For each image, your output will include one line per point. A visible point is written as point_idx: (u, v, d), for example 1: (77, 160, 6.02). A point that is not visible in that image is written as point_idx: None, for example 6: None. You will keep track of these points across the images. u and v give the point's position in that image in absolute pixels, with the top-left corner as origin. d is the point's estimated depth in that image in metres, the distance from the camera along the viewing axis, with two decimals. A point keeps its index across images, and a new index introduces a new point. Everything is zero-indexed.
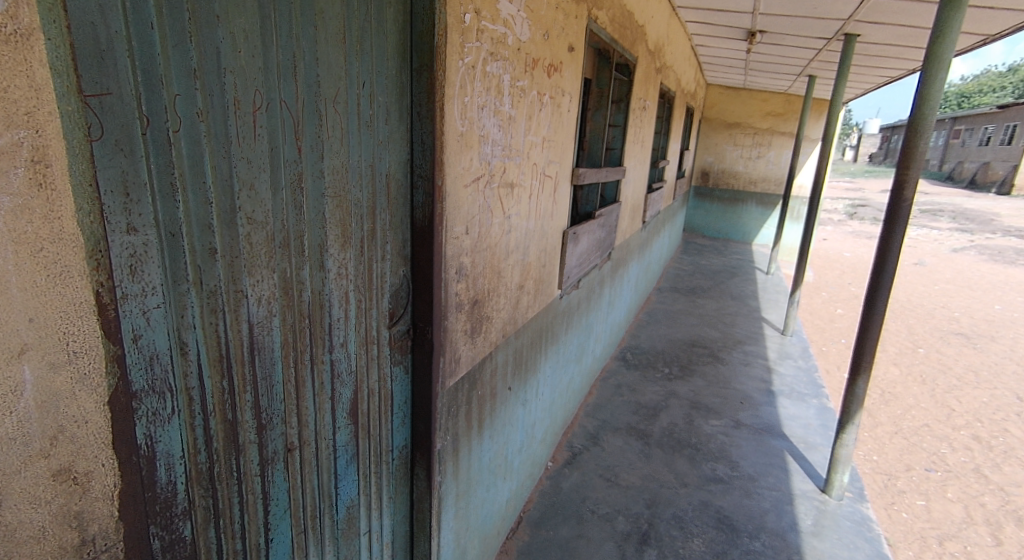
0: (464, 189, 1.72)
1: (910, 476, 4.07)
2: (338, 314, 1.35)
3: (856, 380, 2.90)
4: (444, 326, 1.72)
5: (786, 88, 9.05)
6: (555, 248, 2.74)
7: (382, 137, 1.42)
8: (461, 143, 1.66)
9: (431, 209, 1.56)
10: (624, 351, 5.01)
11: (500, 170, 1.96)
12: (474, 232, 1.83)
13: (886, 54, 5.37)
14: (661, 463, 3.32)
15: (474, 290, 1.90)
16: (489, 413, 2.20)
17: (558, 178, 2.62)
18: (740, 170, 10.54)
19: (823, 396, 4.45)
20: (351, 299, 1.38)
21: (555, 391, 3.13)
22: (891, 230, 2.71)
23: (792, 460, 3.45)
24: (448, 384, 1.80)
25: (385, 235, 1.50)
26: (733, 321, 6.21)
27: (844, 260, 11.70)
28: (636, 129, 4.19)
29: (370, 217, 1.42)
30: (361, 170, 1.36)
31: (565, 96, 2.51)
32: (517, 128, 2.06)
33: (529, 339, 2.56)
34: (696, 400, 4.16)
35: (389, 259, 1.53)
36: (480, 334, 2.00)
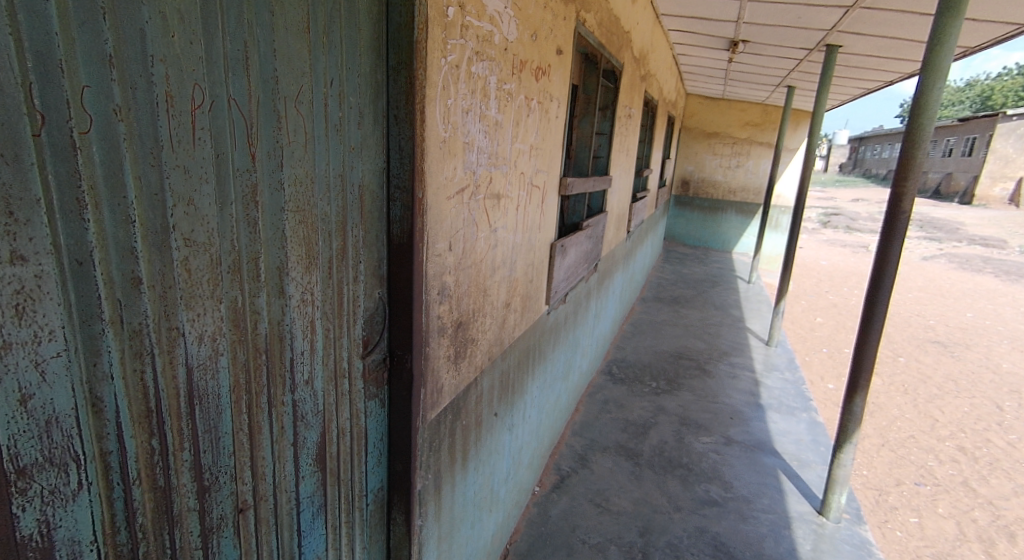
0: (447, 202, 1.55)
1: (901, 491, 3.98)
2: (301, 346, 1.17)
3: (853, 398, 2.80)
4: (425, 353, 1.54)
5: (765, 98, 9.09)
6: (543, 262, 2.58)
7: (355, 142, 1.25)
8: (444, 150, 1.50)
9: (410, 224, 1.39)
10: (609, 364, 4.87)
11: (486, 180, 1.80)
12: (458, 248, 1.66)
13: (866, 65, 5.36)
14: (652, 485, 3.17)
15: (458, 312, 1.73)
16: (474, 443, 2.03)
17: (546, 188, 2.47)
18: (719, 179, 10.58)
19: (812, 409, 4.36)
20: (318, 329, 1.21)
21: (542, 411, 2.97)
22: (888, 244, 2.62)
23: (786, 479, 3.34)
24: (430, 417, 1.63)
25: (357, 253, 1.32)
26: (717, 332, 6.13)
27: (820, 268, 11.82)
28: (622, 137, 4.07)
29: (340, 234, 1.25)
30: (330, 180, 1.19)
31: (553, 101, 2.37)
32: (504, 134, 1.90)
33: (517, 360, 2.40)
34: (685, 416, 4.03)
35: (363, 280, 1.36)
36: (464, 359, 1.83)
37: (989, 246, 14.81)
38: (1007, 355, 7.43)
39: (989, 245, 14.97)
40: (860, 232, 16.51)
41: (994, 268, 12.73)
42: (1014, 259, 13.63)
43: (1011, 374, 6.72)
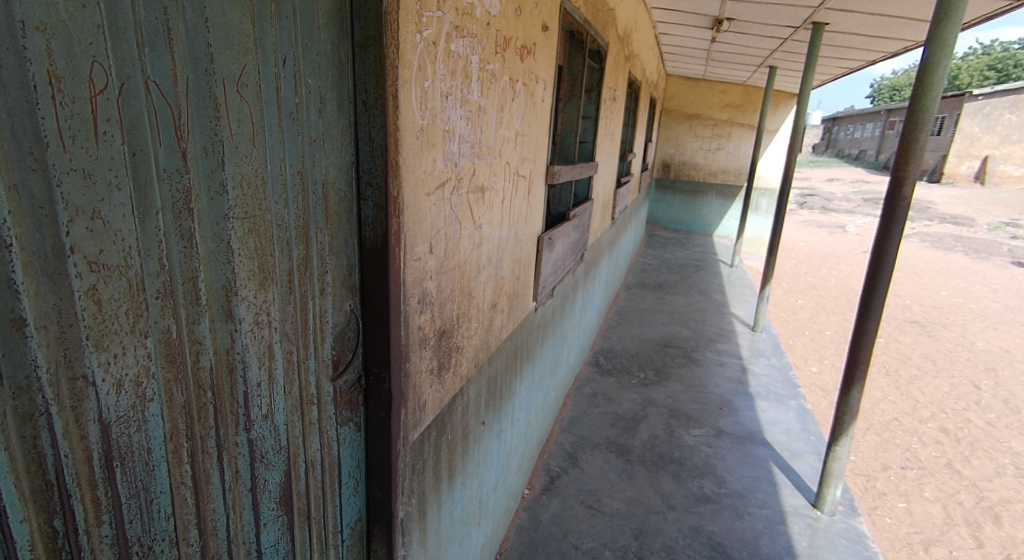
0: (426, 199, 1.37)
1: (889, 476, 3.95)
2: (257, 377, 0.99)
3: (849, 391, 2.72)
4: (405, 369, 1.38)
5: (745, 79, 8.98)
6: (530, 256, 2.42)
7: (316, 134, 1.07)
8: (421, 141, 1.31)
9: (385, 226, 1.21)
10: (596, 355, 4.76)
11: (470, 172, 1.63)
12: (439, 250, 1.49)
13: (851, 44, 5.25)
14: (645, 483, 3.08)
15: (441, 320, 1.56)
16: (461, 457, 1.89)
17: (532, 177, 2.29)
18: (699, 162, 10.49)
19: (800, 396, 4.30)
20: (277, 354, 1.03)
21: (530, 411, 2.84)
22: (887, 232, 2.52)
23: (778, 471, 3.27)
24: (412, 437, 1.47)
25: (323, 261, 1.15)
26: (702, 318, 6.06)
27: (799, 249, 11.87)
28: (606, 121, 3.90)
29: (301, 240, 1.07)
30: (286, 178, 1.01)
31: (539, 83, 2.19)
32: (487, 120, 1.72)
33: (504, 363, 2.24)
34: (674, 408, 3.94)
35: (331, 290, 1.19)
36: (448, 371, 1.66)
37: (959, 225, 15.07)
38: (982, 333, 7.52)
39: (959, 223, 15.23)
40: (836, 213, 16.67)
41: (965, 246, 12.95)
42: (982, 237, 13.89)
43: (987, 352, 6.81)
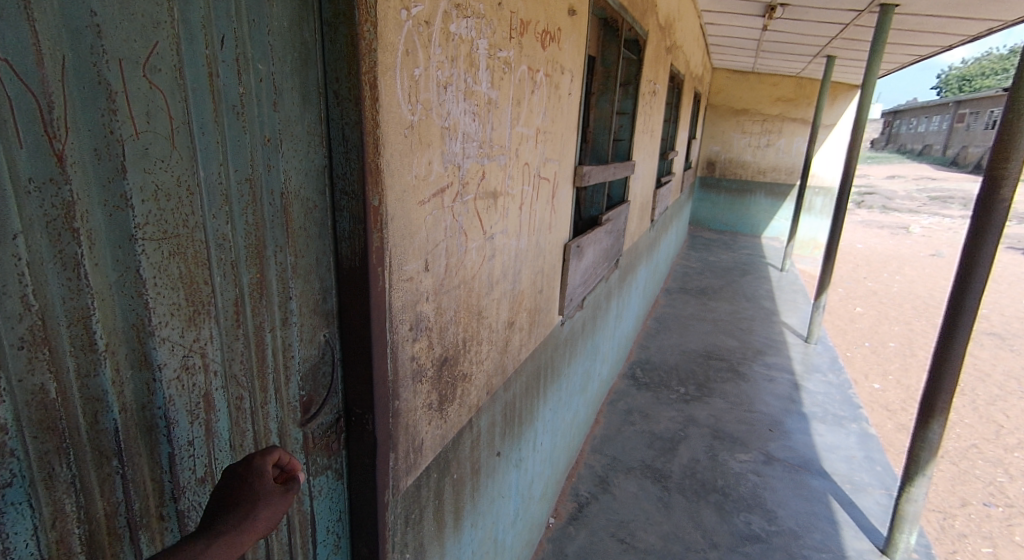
0: (419, 209, 1.16)
1: (968, 514, 3.50)
2: (190, 434, 0.80)
3: (928, 423, 2.41)
4: (394, 407, 1.18)
5: (799, 71, 8.43)
6: (555, 267, 2.18)
7: (272, 131, 0.87)
8: (412, 140, 1.10)
9: (363, 242, 1.00)
10: (632, 366, 4.46)
11: (478, 176, 1.41)
12: (438, 266, 1.28)
13: (924, 27, 4.75)
14: (683, 515, 2.80)
15: (442, 347, 1.36)
16: (471, 496, 1.68)
17: (558, 179, 2.06)
18: (747, 159, 9.95)
19: (862, 419, 3.90)
20: (216, 403, 0.84)
21: (556, 434, 2.60)
22: (981, 238, 2.19)
23: (838, 507, 2.94)
24: (405, 483, 1.27)
25: (285, 285, 0.95)
26: (750, 327, 5.66)
27: (857, 252, 11.11)
28: (645, 117, 3.61)
29: (253, 261, 0.88)
30: (228, 186, 0.81)
31: (565, 74, 1.95)
32: (501, 116, 1.50)
33: (524, 385, 2.02)
34: (718, 429, 3.62)
35: (297, 319, 0.99)
36: (452, 403, 1.45)
37: None
38: None
39: None
40: (898, 212, 15.60)
41: None
42: None
43: None
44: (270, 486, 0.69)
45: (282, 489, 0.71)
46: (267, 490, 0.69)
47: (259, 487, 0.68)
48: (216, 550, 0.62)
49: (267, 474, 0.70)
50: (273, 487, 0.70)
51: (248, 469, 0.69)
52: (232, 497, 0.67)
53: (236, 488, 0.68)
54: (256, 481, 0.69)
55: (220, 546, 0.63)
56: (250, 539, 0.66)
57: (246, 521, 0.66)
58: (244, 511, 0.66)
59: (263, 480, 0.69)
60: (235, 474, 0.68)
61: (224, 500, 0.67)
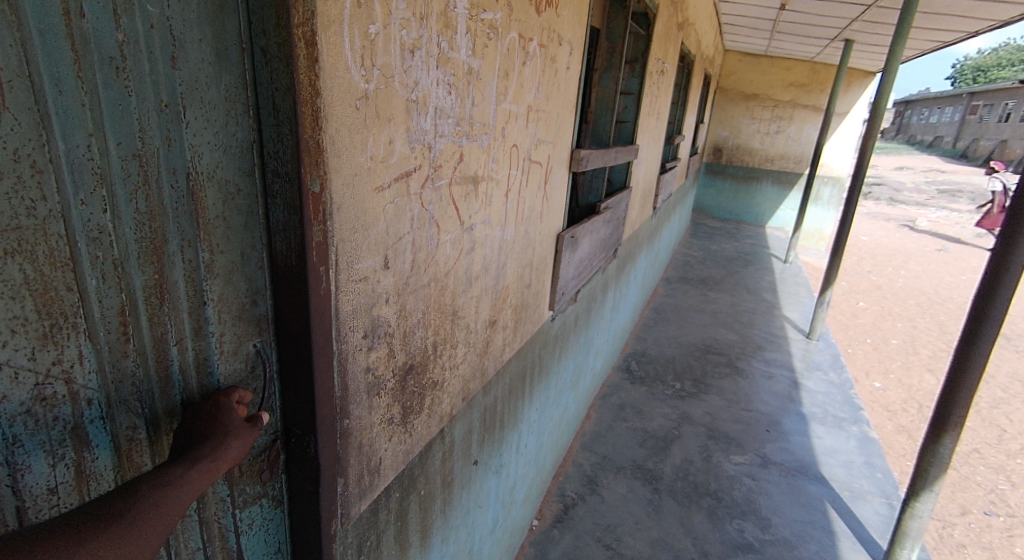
0: (376, 197, 0.97)
1: (969, 523, 3.37)
2: (43, 478, 0.66)
3: (940, 438, 2.28)
4: (343, 427, 1.01)
5: (814, 55, 8.12)
6: (546, 259, 2.00)
7: (171, 94, 0.69)
8: (365, 113, 0.91)
9: (300, 236, 0.82)
10: (627, 359, 4.31)
11: (454, 158, 1.23)
12: (402, 263, 1.10)
13: (953, 10, 4.47)
14: (673, 520, 2.67)
15: (407, 354, 1.19)
16: (443, 509, 1.54)
17: (552, 164, 1.87)
18: (756, 146, 9.68)
19: (864, 422, 3.76)
20: (86, 442, 0.69)
21: (543, 434, 2.46)
22: (1014, 237, 2.07)
23: (836, 516, 2.81)
24: (358, 509, 1.11)
25: (197, 287, 0.78)
26: (750, 320, 5.50)
27: (864, 244, 10.89)
28: (651, 99, 3.38)
29: (151, 258, 0.71)
30: (105, 164, 0.64)
31: (563, 47, 1.75)
32: (484, 89, 1.31)
33: (507, 386, 1.87)
34: (713, 428, 3.48)
35: (215, 328, 0.81)
36: (419, 415, 1.29)
37: None
38: None
39: None
40: (906, 205, 15.32)
41: None
42: None
43: None
44: (237, 421, 0.79)
45: (248, 426, 0.79)
46: (235, 425, 0.78)
47: (229, 421, 0.77)
48: (200, 468, 0.70)
49: (234, 411, 0.80)
50: (240, 423, 0.79)
51: (219, 407, 0.79)
52: (206, 430, 0.75)
53: (207, 425, 0.76)
54: (225, 418, 0.78)
55: (203, 465, 0.70)
56: (226, 463, 0.73)
57: (220, 447, 0.73)
58: (217, 438, 0.74)
59: (230, 418, 0.78)
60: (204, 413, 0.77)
61: (197, 435, 0.74)
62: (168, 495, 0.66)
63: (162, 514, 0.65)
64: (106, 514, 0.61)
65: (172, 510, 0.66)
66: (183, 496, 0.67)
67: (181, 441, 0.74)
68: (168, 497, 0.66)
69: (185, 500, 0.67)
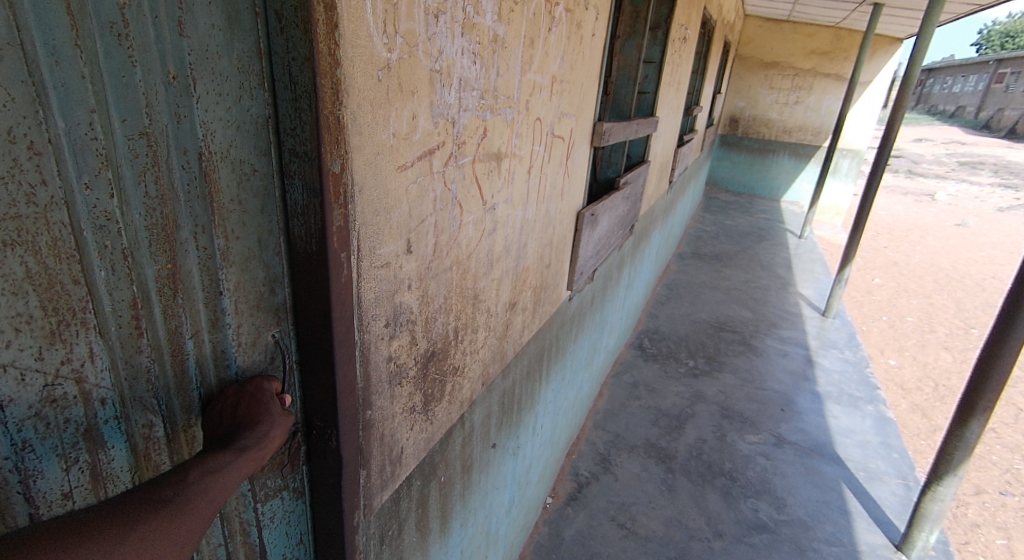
0: (397, 179, 0.91)
1: (983, 503, 3.35)
2: (51, 484, 0.61)
3: (966, 422, 2.23)
4: (366, 418, 0.97)
5: (839, 20, 7.80)
6: (566, 239, 1.94)
7: (180, 65, 0.62)
8: (386, 86, 0.83)
9: (321, 222, 0.75)
10: (640, 336, 4.27)
11: (478, 134, 1.15)
12: (424, 247, 1.04)
13: None
14: (686, 499, 2.66)
15: (429, 341, 1.14)
16: (462, 495, 1.51)
17: (574, 137, 1.78)
18: (773, 117, 9.43)
19: (879, 402, 3.72)
20: (95, 445, 0.64)
21: (558, 414, 2.42)
22: None
23: (851, 497, 2.79)
24: (380, 500, 1.08)
25: (212, 275, 0.72)
26: (765, 297, 5.42)
27: (880, 219, 10.66)
28: (672, 68, 3.24)
29: (162, 246, 0.65)
30: (110, 144, 0.58)
31: (589, 11, 1.64)
32: (509, 57, 1.21)
33: (527, 368, 1.83)
34: (727, 407, 3.44)
35: (232, 320, 0.75)
36: (440, 402, 1.25)
37: None
38: None
39: None
40: (923, 178, 14.99)
41: None
42: None
43: None
44: (277, 408, 0.75)
45: (284, 414, 0.76)
46: (275, 413, 0.74)
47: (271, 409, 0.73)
48: (247, 456, 0.66)
49: (273, 401, 0.76)
50: (278, 411, 0.75)
51: (257, 393, 0.75)
52: (249, 415, 0.72)
53: (250, 409, 0.73)
54: (266, 407, 0.74)
55: (250, 454, 0.67)
56: (270, 452, 0.70)
57: (266, 434, 0.70)
58: (261, 427, 0.71)
59: (271, 407, 0.75)
60: (247, 394, 0.74)
61: (239, 421, 0.71)
62: (214, 483, 0.62)
63: (209, 500, 0.61)
64: (156, 499, 0.57)
65: (217, 497, 0.62)
66: (229, 481, 0.63)
67: (225, 430, 0.70)
68: (217, 483, 0.62)
69: (230, 488, 0.63)
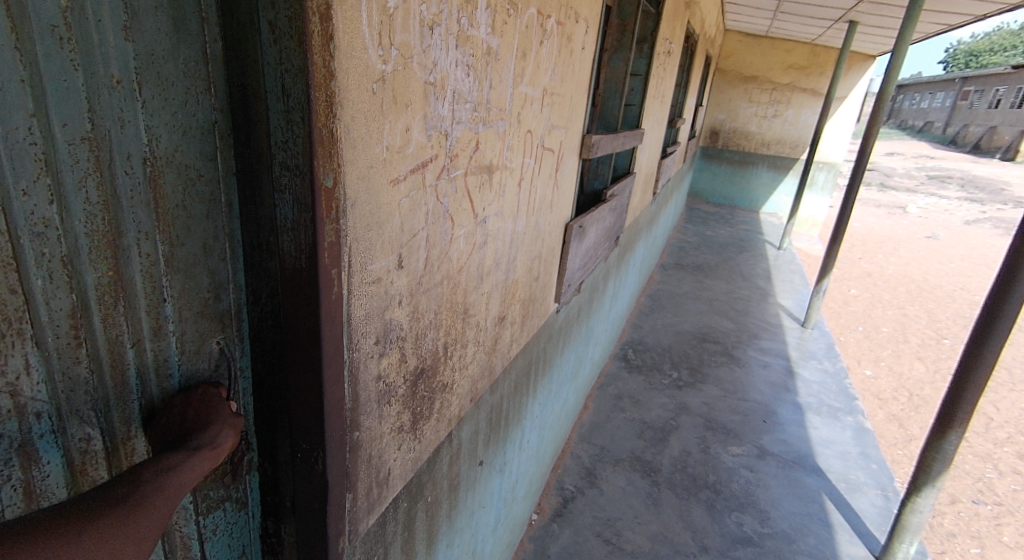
0: (390, 193, 0.88)
1: (958, 512, 3.41)
2: None
3: (945, 434, 2.27)
4: (353, 439, 0.94)
5: (815, 38, 7.99)
6: (554, 252, 1.92)
7: (124, 68, 0.60)
8: (380, 100, 0.81)
9: (312, 237, 0.72)
10: (624, 347, 4.28)
11: (470, 146, 1.13)
12: (415, 262, 1.01)
13: None
14: (671, 513, 2.65)
15: (419, 357, 1.11)
16: (449, 514, 1.48)
17: (563, 150, 1.78)
18: (752, 130, 9.61)
19: (858, 412, 3.77)
20: (28, 463, 0.60)
21: (544, 427, 2.40)
22: None
23: (833, 508, 2.82)
24: (366, 523, 1.04)
25: (157, 283, 0.69)
26: (746, 307, 5.49)
27: (855, 231, 10.90)
28: (657, 81, 3.28)
29: (104, 252, 0.62)
30: (49, 148, 0.55)
31: (580, 24, 1.64)
32: (502, 70, 1.20)
33: (514, 384, 1.80)
34: (710, 418, 3.46)
35: (176, 327, 0.72)
36: (428, 420, 1.21)
37: None
38: None
39: None
40: (895, 191, 15.40)
41: None
42: None
43: None
44: (226, 411, 0.73)
45: (235, 417, 0.73)
46: (224, 415, 0.72)
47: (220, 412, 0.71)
48: (200, 456, 0.64)
49: (222, 405, 0.73)
50: (227, 413, 0.73)
51: (204, 398, 0.72)
52: (197, 417, 0.69)
53: (198, 414, 0.70)
54: (216, 410, 0.72)
55: (202, 454, 0.64)
56: (222, 452, 0.68)
57: (216, 435, 0.68)
58: (211, 428, 0.68)
59: (219, 411, 0.72)
60: (194, 402, 0.71)
61: (183, 425, 0.68)
62: (171, 480, 0.59)
63: (167, 497, 0.58)
64: (111, 495, 0.55)
65: (175, 494, 0.59)
66: (186, 480, 0.61)
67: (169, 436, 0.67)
68: (173, 481, 0.59)
69: (187, 486, 0.61)
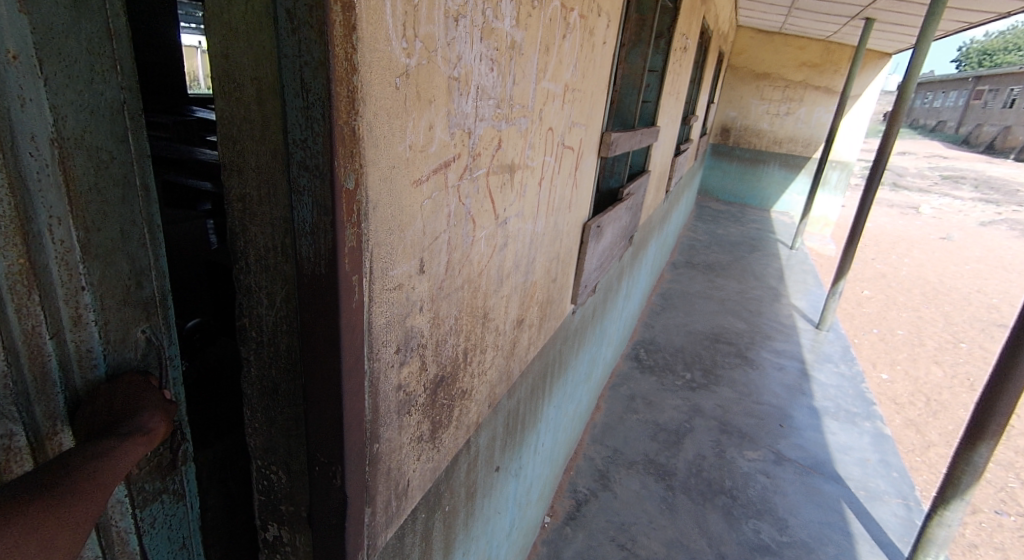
0: (414, 195, 0.84)
1: (978, 521, 3.34)
2: None
3: (975, 445, 2.20)
4: (373, 452, 0.89)
5: (830, 34, 7.87)
6: (571, 253, 1.87)
7: (22, 44, 0.56)
8: (404, 96, 0.77)
9: (333, 242, 0.68)
10: (635, 347, 4.22)
11: (493, 144, 1.09)
12: (437, 265, 0.97)
13: None
14: (687, 519, 2.60)
15: (439, 365, 1.07)
16: (466, 523, 1.44)
17: (583, 148, 1.72)
18: (764, 128, 9.49)
19: (875, 417, 3.70)
20: None
21: (558, 430, 2.35)
22: None
23: (852, 516, 2.76)
24: (385, 538, 1.00)
25: (72, 271, 0.64)
26: (759, 308, 5.41)
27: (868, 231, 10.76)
28: (673, 78, 3.21)
29: (13, 237, 0.58)
30: None
31: (601, 18, 1.58)
32: (526, 65, 1.16)
33: (530, 388, 1.75)
34: (725, 422, 3.40)
35: (97, 316, 0.67)
36: (447, 428, 1.17)
37: None
38: None
39: None
40: (908, 191, 15.23)
41: None
42: None
43: None
44: (156, 397, 0.70)
45: (164, 403, 0.71)
46: (152, 401, 0.69)
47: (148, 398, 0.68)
48: (132, 440, 0.61)
49: (151, 392, 0.71)
50: (156, 400, 0.70)
51: (132, 386, 0.69)
52: (118, 409, 0.66)
53: (122, 404, 0.67)
54: (144, 397, 0.69)
55: (134, 438, 0.61)
56: (155, 437, 0.66)
57: (144, 421, 0.65)
58: (135, 415, 0.65)
59: (147, 398, 0.69)
60: (121, 389, 0.68)
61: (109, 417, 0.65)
62: (104, 465, 0.57)
63: (98, 483, 0.55)
64: (38, 487, 0.52)
65: (109, 478, 0.56)
66: (120, 464, 0.58)
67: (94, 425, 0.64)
68: (105, 465, 0.57)
69: (122, 470, 0.58)
